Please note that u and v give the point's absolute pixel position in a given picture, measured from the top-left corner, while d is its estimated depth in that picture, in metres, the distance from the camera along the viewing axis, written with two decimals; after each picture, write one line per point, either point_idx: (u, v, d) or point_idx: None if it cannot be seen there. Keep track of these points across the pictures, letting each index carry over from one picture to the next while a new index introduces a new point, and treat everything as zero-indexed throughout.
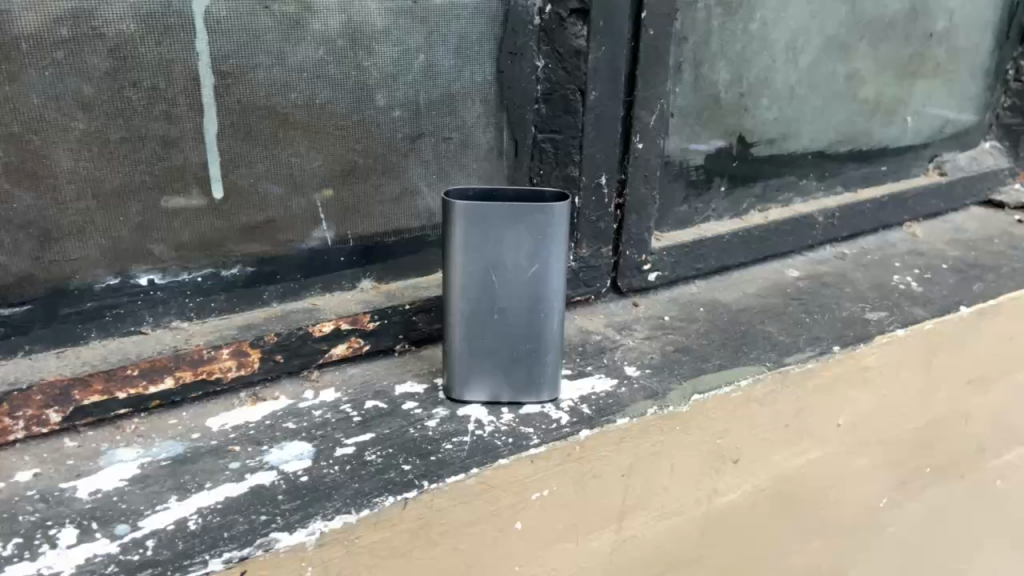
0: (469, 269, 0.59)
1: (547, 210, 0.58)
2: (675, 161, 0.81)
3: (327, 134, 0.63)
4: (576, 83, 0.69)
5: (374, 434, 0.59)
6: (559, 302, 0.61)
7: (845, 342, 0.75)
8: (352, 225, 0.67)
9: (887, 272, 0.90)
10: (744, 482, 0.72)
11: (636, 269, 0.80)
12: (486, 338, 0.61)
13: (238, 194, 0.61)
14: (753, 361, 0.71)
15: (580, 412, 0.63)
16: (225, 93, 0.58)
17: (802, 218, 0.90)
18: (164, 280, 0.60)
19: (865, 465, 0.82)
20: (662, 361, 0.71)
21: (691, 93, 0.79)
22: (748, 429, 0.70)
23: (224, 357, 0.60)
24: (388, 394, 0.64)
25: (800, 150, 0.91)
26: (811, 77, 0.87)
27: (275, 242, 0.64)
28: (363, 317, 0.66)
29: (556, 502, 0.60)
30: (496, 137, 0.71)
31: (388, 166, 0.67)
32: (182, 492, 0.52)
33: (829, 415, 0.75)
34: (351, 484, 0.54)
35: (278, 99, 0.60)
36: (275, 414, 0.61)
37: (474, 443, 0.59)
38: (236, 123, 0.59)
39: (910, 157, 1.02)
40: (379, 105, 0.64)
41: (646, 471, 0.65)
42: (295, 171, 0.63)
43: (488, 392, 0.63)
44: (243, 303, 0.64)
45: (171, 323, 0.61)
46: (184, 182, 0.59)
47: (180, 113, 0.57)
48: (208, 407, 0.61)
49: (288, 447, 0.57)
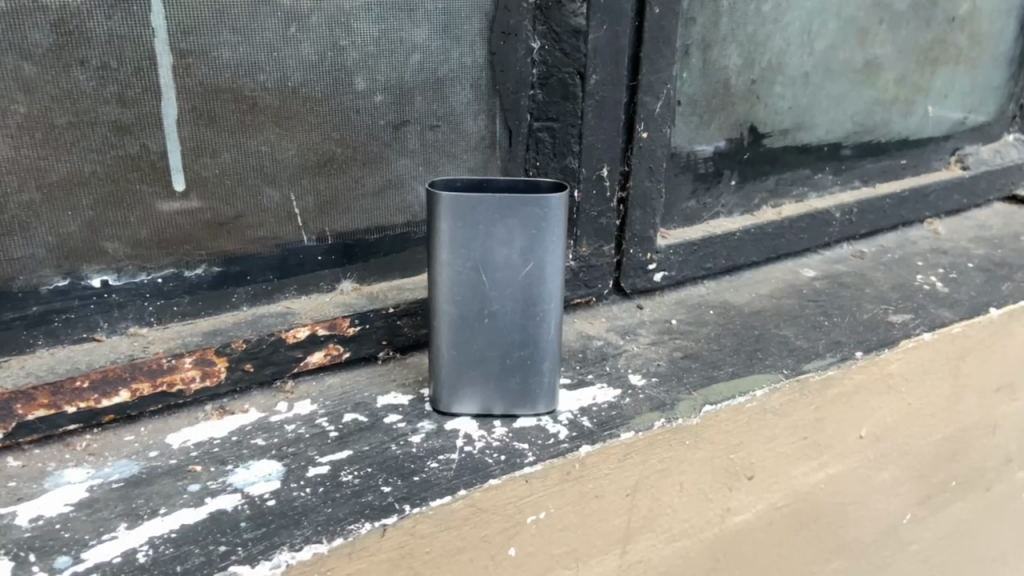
0: (456, 268, 0.53)
1: (544, 202, 0.52)
2: (682, 152, 0.75)
3: (301, 120, 0.57)
4: (575, 66, 0.64)
5: (352, 451, 0.53)
6: (556, 303, 0.56)
7: (867, 347, 0.69)
8: (330, 221, 0.61)
9: (909, 272, 0.84)
10: (759, 500, 0.66)
11: (641, 269, 0.74)
12: (476, 344, 0.55)
13: (203, 187, 0.55)
14: (769, 369, 0.65)
15: (581, 426, 0.57)
16: (185, 74, 0.52)
17: (818, 214, 0.85)
18: (120, 281, 0.54)
19: (888, 480, 0.76)
20: (669, 368, 0.65)
21: (700, 79, 0.73)
22: (764, 442, 0.64)
23: (186, 367, 0.55)
24: (369, 406, 0.58)
25: (814, 141, 0.85)
26: (827, 63, 0.82)
27: (245, 240, 0.58)
28: (342, 322, 0.60)
29: (554, 526, 0.54)
30: (489, 125, 0.65)
31: (369, 156, 0.61)
32: (134, 519, 0.47)
33: (851, 426, 0.69)
34: (323, 508, 0.48)
35: (246, 81, 0.54)
36: (244, 428, 0.55)
37: (462, 461, 0.53)
38: (199, 107, 0.53)
39: (931, 150, 0.96)
40: (359, 89, 0.59)
41: (653, 490, 0.59)
42: (266, 162, 0.57)
43: (479, 404, 0.57)
44: (209, 307, 0.58)
45: (128, 329, 0.55)
46: (140, 173, 0.53)
47: (135, 96, 0.51)
48: (169, 422, 0.55)
49: (254, 467, 0.51)
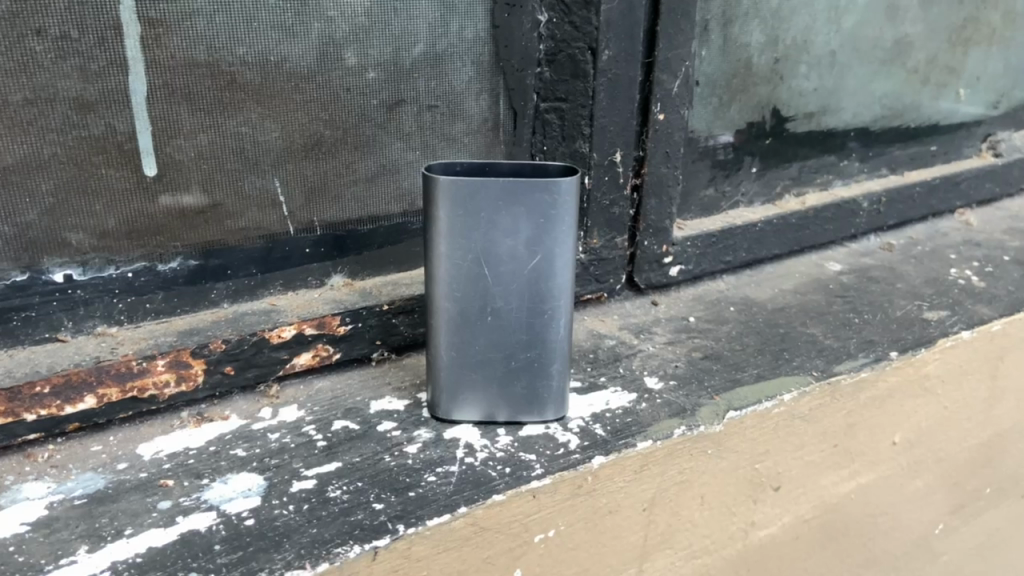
0: (455, 260, 0.48)
1: (553, 187, 0.47)
2: (700, 137, 0.70)
3: (285, 99, 0.52)
4: (586, 40, 0.58)
5: (341, 463, 0.48)
6: (567, 299, 0.50)
7: (902, 347, 0.64)
8: (319, 210, 0.56)
9: (942, 266, 0.79)
10: (785, 512, 0.61)
11: (656, 263, 0.69)
12: (477, 344, 0.50)
13: (176, 172, 0.50)
14: (797, 370, 0.60)
15: (593, 435, 0.52)
16: (154, 46, 0.47)
17: (844, 203, 0.79)
18: (86, 276, 0.49)
19: (921, 488, 0.70)
20: (689, 370, 0.60)
21: (720, 57, 0.68)
22: (791, 450, 0.59)
23: (159, 370, 0.50)
24: (360, 413, 0.53)
25: (840, 126, 0.80)
26: (854, 42, 0.76)
27: (225, 231, 0.53)
28: (331, 320, 0.55)
29: (564, 545, 0.49)
30: (492, 106, 0.60)
31: (360, 139, 0.56)
32: (95, 542, 0.42)
33: (884, 431, 0.64)
34: (308, 529, 0.43)
35: (223, 54, 0.49)
36: (223, 438, 0.50)
37: (463, 474, 0.48)
38: (171, 83, 0.48)
39: (962, 136, 0.91)
40: (349, 64, 0.54)
41: (672, 504, 0.54)
42: (247, 144, 0.52)
43: (482, 410, 0.52)
44: (186, 305, 0.53)
45: (95, 329, 0.50)
46: (106, 156, 0.48)
47: (98, 70, 0.46)
48: (140, 430, 0.50)
49: (232, 481, 0.46)
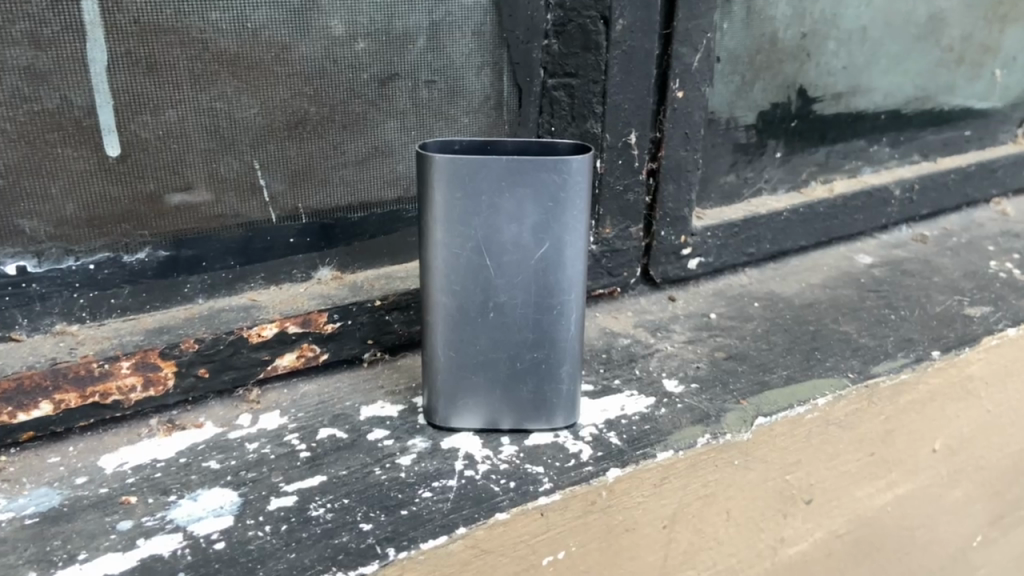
0: (453, 250, 0.43)
1: (563, 166, 0.42)
2: (721, 118, 0.65)
3: (265, 71, 0.47)
4: (598, 9, 0.53)
5: (326, 477, 0.43)
6: (578, 293, 0.45)
7: (945, 345, 0.58)
8: (304, 195, 0.51)
9: (980, 258, 0.73)
10: (817, 527, 0.55)
11: (673, 255, 0.64)
12: (478, 341, 0.45)
13: (143, 152, 0.45)
14: (831, 372, 0.55)
15: (608, 444, 0.46)
16: (115, 9, 0.42)
17: (874, 192, 0.74)
18: (41, 268, 0.44)
19: (960, 498, 0.65)
20: (712, 371, 0.55)
21: (744, 30, 0.62)
22: (824, 460, 0.53)
23: (124, 373, 0.45)
24: (350, 420, 0.48)
25: (870, 108, 0.74)
26: (886, 16, 0.71)
27: (199, 218, 0.48)
28: (318, 317, 0.50)
29: (574, 568, 0.44)
30: (495, 82, 0.55)
31: (348, 117, 0.51)
32: (44, 569, 0.36)
33: (924, 438, 0.58)
34: (285, 554, 0.38)
35: (194, 19, 0.44)
36: (196, 448, 0.45)
37: (462, 490, 0.42)
38: (135, 51, 0.43)
39: (998, 121, 0.85)
40: (336, 33, 0.48)
41: (695, 520, 0.48)
42: (222, 121, 0.47)
43: (483, 418, 0.47)
44: (157, 300, 0.48)
45: (54, 327, 0.45)
46: (62, 134, 0.43)
47: (52, 36, 0.41)
48: (104, 440, 0.45)
49: (202, 499, 0.41)
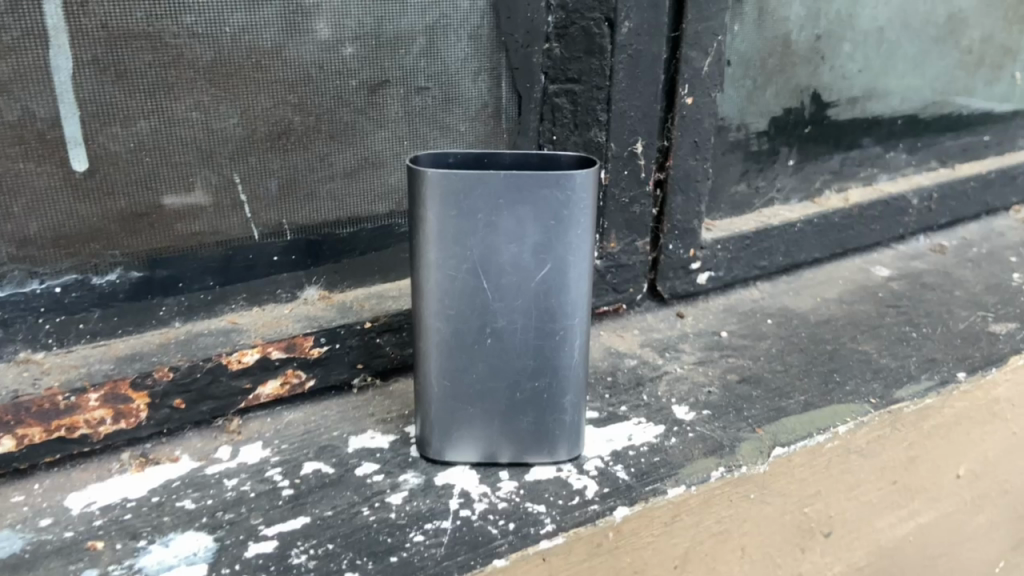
0: (447, 271, 0.40)
1: (566, 181, 0.38)
2: (732, 125, 0.61)
3: (245, 78, 0.44)
4: (602, 10, 0.50)
5: (309, 518, 0.40)
6: (583, 316, 0.42)
7: (971, 366, 0.55)
8: (288, 210, 0.48)
9: (1003, 269, 0.70)
10: (836, 562, 0.52)
11: (682, 269, 0.60)
12: (475, 369, 0.41)
13: (114, 166, 0.42)
14: (851, 397, 0.51)
15: (614, 479, 0.43)
16: (80, 13, 0.39)
17: (891, 200, 0.70)
18: (3, 292, 0.41)
19: (984, 525, 0.61)
20: (724, 395, 0.51)
21: (756, 32, 0.59)
22: (844, 490, 0.50)
23: (92, 406, 0.41)
24: (337, 452, 0.45)
25: (886, 113, 0.71)
26: (903, 18, 0.68)
27: (175, 236, 0.45)
28: (303, 341, 0.47)
29: None
30: (493, 88, 0.51)
31: (336, 126, 0.47)
32: None
33: (948, 463, 0.55)
34: None
35: (167, 23, 0.41)
36: (170, 486, 0.42)
37: (457, 533, 0.39)
38: (103, 58, 0.40)
39: (1017, 126, 0.82)
40: (323, 37, 0.45)
41: (708, 559, 0.45)
42: (199, 132, 0.44)
43: (480, 450, 0.43)
44: (130, 325, 0.45)
45: (17, 356, 0.42)
46: (24, 147, 0.39)
47: (11, 42, 0.38)
48: (71, 477, 0.42)
49: (174, 544, 0.38)
